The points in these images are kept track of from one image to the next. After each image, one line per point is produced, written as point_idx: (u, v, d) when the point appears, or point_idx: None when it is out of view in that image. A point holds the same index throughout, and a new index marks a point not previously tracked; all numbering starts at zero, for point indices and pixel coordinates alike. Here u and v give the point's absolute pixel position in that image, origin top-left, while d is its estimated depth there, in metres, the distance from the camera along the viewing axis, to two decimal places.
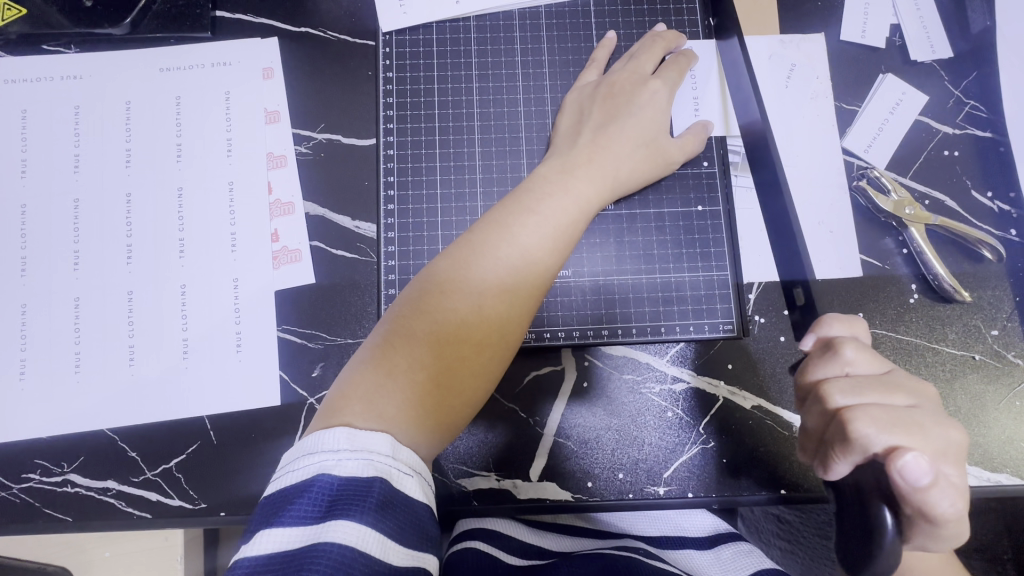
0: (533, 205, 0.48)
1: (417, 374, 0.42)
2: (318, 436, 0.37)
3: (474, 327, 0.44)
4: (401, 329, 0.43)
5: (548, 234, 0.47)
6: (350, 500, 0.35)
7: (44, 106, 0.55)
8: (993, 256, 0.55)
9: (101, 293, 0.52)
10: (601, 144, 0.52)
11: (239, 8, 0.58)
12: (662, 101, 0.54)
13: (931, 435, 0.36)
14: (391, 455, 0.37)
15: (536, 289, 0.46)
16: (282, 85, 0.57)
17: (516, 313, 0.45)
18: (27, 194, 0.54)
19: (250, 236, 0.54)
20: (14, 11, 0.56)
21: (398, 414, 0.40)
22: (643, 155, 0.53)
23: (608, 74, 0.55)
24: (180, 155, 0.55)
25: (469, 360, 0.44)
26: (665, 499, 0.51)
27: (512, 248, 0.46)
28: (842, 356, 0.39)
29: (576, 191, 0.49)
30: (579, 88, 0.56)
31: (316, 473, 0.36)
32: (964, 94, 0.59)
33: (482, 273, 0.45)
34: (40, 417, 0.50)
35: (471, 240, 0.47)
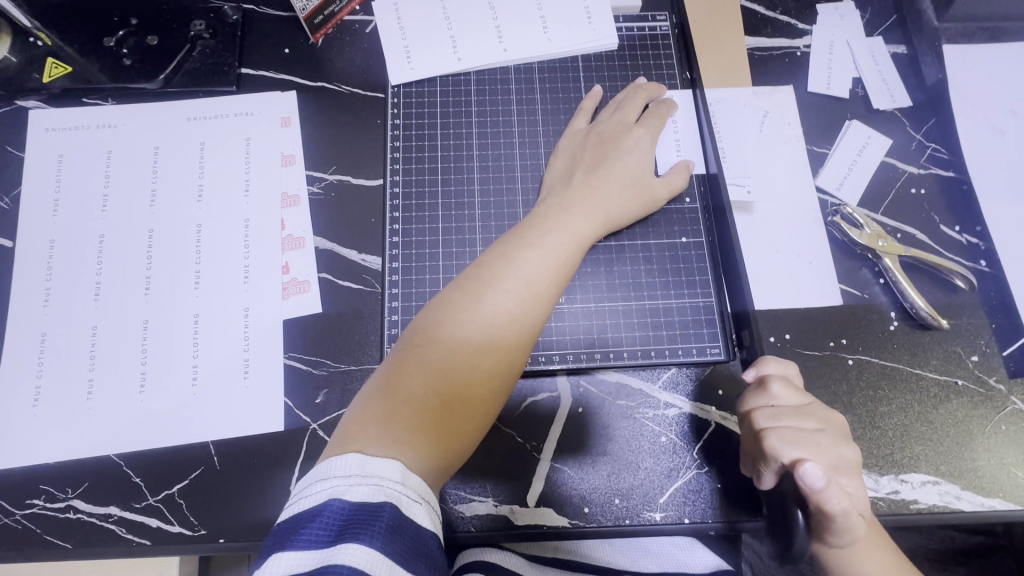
0: (536, 241, 0.51)
1: (428, 401, 0.44)
2: (330, 463, 0.39)
3: (483, 357, 0.46)
4: (415, 358, 0.46)
5: (550, 267, 0.50)
6: (360, 523, 0.36)
7: (80, 151, 0.60)
8: (966, 285, 0.58)
9: (119, 322, 0.55)
10: (593, 185, 0.56)
11: (262, 66, 0.64)
12: (646, 144, 0.59)
13: (825, 451, 0.46)
14: (400, 482, 0.39)
15: (540, 319, 0.49)
16: (299, 132, 0.62)
17: (522, 343, 0.48)
18: (56, 230, 0.58)
19: (262, 268, 0.57)
20: (61, 69, 0.62)
21: (410, 441, 0.42)
22: (632, 193, 0.57)
23: (598, 122, 0.61)
24: (201, 194, 0.59)
25: (478, 389, 0.46)
26: (661, 525, 0.51)
27: (519, 281, 0.48)
28: (769, 391, 0.48)
29: (573, 227, 0.53)
30: (572, 134, 0.61)
31: (328, 499, 0.37)
32: (925, 138, 0.64)
33: (491, 304, 0.47)
34: (50, 442, 0.51)
35: (480, 273, 0.49)
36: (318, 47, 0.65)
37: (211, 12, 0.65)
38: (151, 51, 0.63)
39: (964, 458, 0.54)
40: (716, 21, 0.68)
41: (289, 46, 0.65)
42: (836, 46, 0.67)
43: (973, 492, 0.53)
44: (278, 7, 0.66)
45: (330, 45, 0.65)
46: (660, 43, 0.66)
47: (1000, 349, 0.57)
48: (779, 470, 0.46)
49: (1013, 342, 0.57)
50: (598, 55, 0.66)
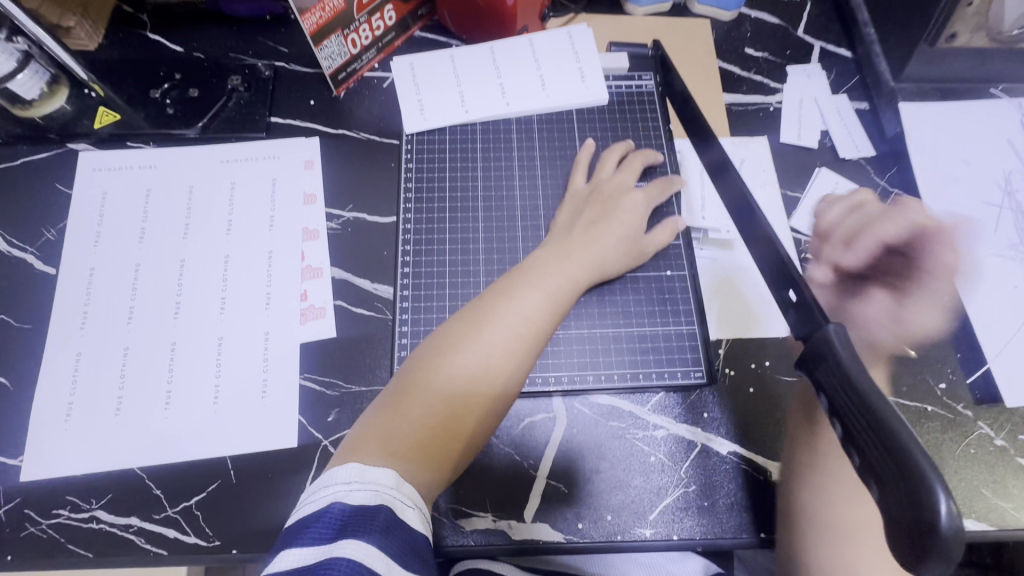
0: (531, 282, 0.56)
1: (426, 421, 0.48)
2: (333, 472, 0.43)
3: (478, 383, 0.51)
4: (417, 382, 0.50)
5: (544, 307, 0.55)
6: (359, 522, 0.39)
7: (122, 189, 0.67)
8: (930, 317, 0.63)
9: (148, 344, 0.60)
10: (593, 237, 0.61)
11: (290, 115, 0.72)
12: (643, 207, 0.64)
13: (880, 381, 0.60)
14: (394, 488, 0.43)
15: (531, 354, 0.54)
16: (321, 173, 0.69)
17: (512, 374, 0.52)
18: (96, 259, 0.63)
19: (283, 296, 0.62)
20: (110, 116, 0.69)
21: (407, 456, 0.46)
22: (626, 248, 0.62)
23: (602, 181, 0.67)
24: (230, 228, 0.65)
25: (472, 414, 0.50)
26: (651, 541, 0.54)
27: (514, 319, 0.54)
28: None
29: (569, 271, 0.58)
30: (576, 190, 0.67)
31: (330, 502, 0.41)
32: (888, 185, 0.71)
33: (488, 338, 0.52)
34: (78, 454, 0.55)
35: (480, 310, 0.55)
36: (340, 100, 0.73)
37: (246, 69, 0.73)
38: (191, 102, 0.71)
39: None
40: (697, 79, 0.76)
41: (314, 98, 0.73)
42: (805, 102, 0.75)
43: None
44: (306, 65, 0.75)
45: (351, 97, 0.73)
46: (646, 98, 0.74)
47: (965, 377, 0.61)
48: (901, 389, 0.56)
49: (977, 370, 0.61)
50: (591, 109, 0.73)
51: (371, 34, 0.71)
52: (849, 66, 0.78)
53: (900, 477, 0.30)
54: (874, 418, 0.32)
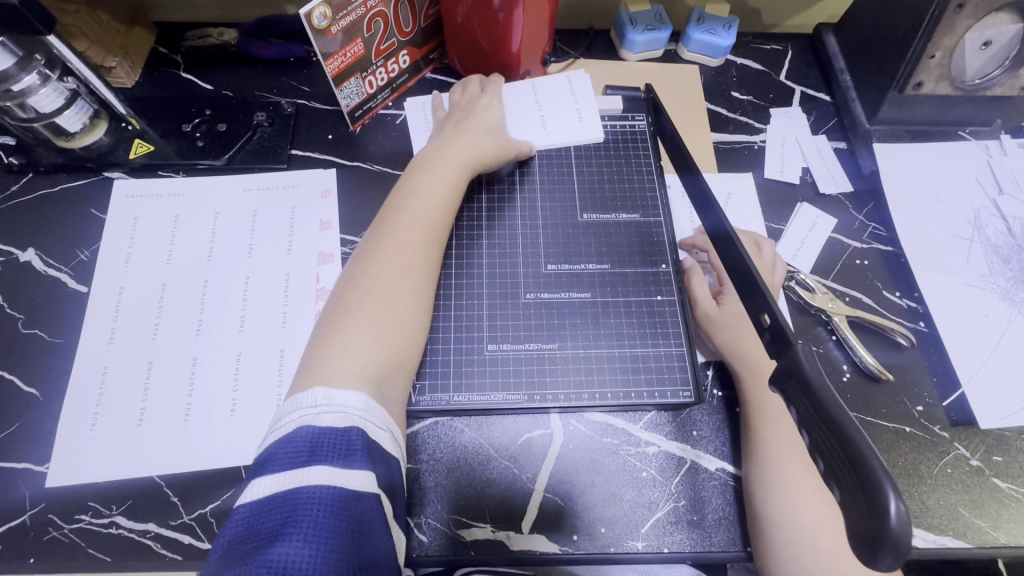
0: (393, 203, 0.64)
1: (364, 325, 0.54)
2: (300, 399, 0.48)
3: (396, 283, 0.57)
4: (347, 301, 0.56)
5: (434, 206, 0.64)
6: (331, 443, 0.44)
7: (152, 214, 0.72)
8: (908, 342, 0.67)
9: (171, 358, 0.64)
10: (463, 137, 0.70)
11: (309, 148, 0.78)
12: (497, 107, 0.75)
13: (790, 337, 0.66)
14: (362, 409, 0.48)
15: (441, 207, 0.64)
16: (336, 202, 0.74)
17: (422, 275, 0.60)
18: (125, 278, 0.68)
19: (298, 315, 0.67)
20: (144, 148, 0.75)
21: (360, 364, 0.51)
22: (500, 140, 0.72)
23: (456, 102, 0.76)
24: (250, 251, 0.70)
25: (407, 292, 0.57)
26: (643, 554, 0.57)
27: (419, 209, 0.63)
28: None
29: (402, 195, 0.65)
30: (440, 113, 0.76)
31: (300, 425, 0.46)
32: (866, 219, 0.75)
33: (389, 240, 0.60)
34: (102, 462, 0.58)
35: (379, 225, 0.62)
36: (356, 135, 0.79)
37: (271, 106, 0.80)
38: (219, 136, 0.77)
39: (916, 499, 0.60)
40: (687, 118, 0.82)
41: (332, 133, 0.79)
42: (787, 142, 0.80)
43: (926, 530, 0.58)
44: (326, 102, 0.81)
45: (366, 132, 0.79)
46: (639, 137, 0.79)
47: (941, 400, 0.65)
48: None
49: (952, 393, 0.65)
50: (588, 145, 0.78)
51: (386, 76, 0.77)
52: (828, 109, 0.84)
53: (859, 483, 0.33)
54: (836, 430, 0.35)
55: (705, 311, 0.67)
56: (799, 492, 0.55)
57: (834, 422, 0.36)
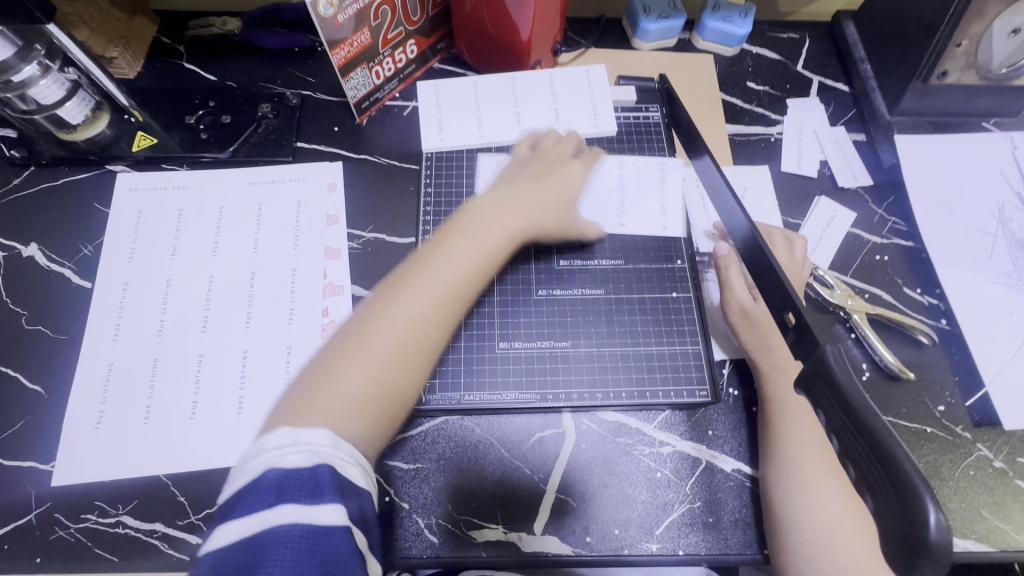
0: (459, 233, 0.56)
1: (360, 374, 0.46)
2: (261, 440, 0.41)
3: (414, 334, 0.48)
4: (350, 340, 0.47)
5: (480, 253, 0.54)
6: (296, 484, 0.38)
7: (156, 208, 0.71)
8: (929, 340, 0.65)
9: (177, 355, 0.63)
10: (531, 191, 0.62)
11: (315, 140, 0.76)
12: (582, 179, 0.67)
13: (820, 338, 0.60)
14: (331, 446, 0.41)
15: (465, 302, 0.53)
16: (343, 196, 0.72)
17: (449, 321, 0.51)
18: (130, 274, 0.67)
19: (305, 311, 0.65)
20: (147, 140, 0.74)
21: (347, 416, 0.44)
22: (562, 213, 0.65)
23: (543, 151, 0.69)
24: (256, 246, 0.69)
25: (422, 343, 0.49)
26: (657, 556, 0.56)
27: (464, 247, 0.54)
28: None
29: (502, 227, 0.57)
30: (519, 156, 0.69)
31: (262, 468, 0.39)
32: (886, 213, 0.73)
33: (422, 281, 0.51)
34: (108, 461, 0.58)
35: (423, 253, 0.54)
36: (363, 126, 0.77)
37: (275, 96, 0.78)
38: (223, 128, 0.75)
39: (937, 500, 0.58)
40: (702, 110, 0.80)
41: (338, 125, 0.77)
42: (805, 134, 0.78)
43: None
44: (332, 94, 0.79)
45: (373, 124, 0.77)
46: (653, 128, 0.78)
47: (963, 400, 0.63)
48: None
49: (974, 393, 0.63)
50: (600, 137, 0.77)
51: (393, 67, 0.76)
52: (847, 99, 0.81)
53: (895, 492, 0.31)
54: (869, 437, 0.33)
55: (739, 305, 0.64)
56: (820, 494, 0.53)
57: (867, 428, 0.34)
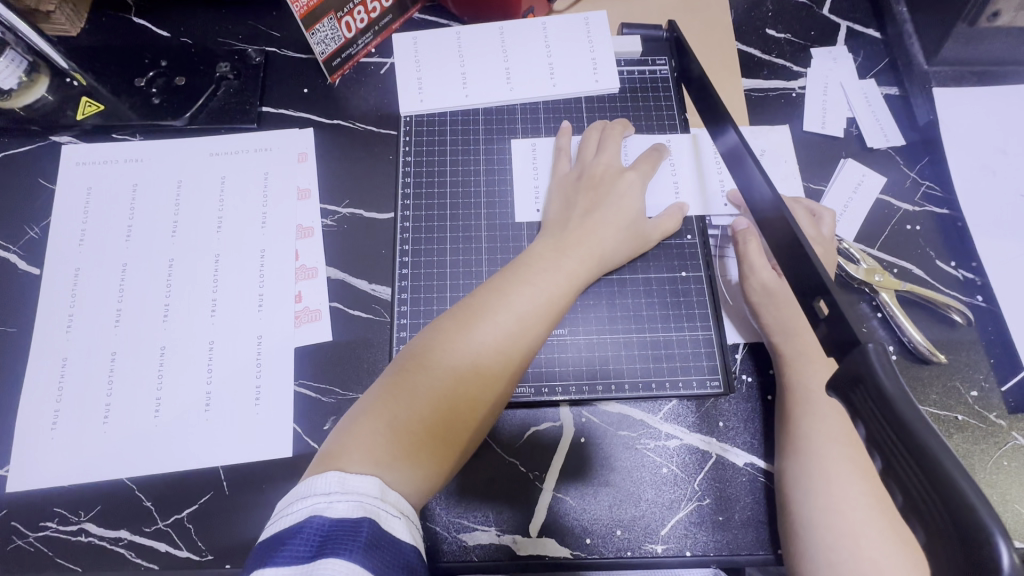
0: (525, 277, 0.53)
1: (414, 426, 0.45)
2: (312, 481, 0.40)
3: (471, 386, 0.48)
4: (404, 385, 0.47)
5: (545, 301, 0.52)
6: (340, 538, 0.36)
7: (107, 184, 0.63)
8: (964, 320, 0.59)
9: (136, 348, 0.57)
10: (589, 228, 0.57)
11: (282, 104, 0.68)
12: (639, 190, 0.60)
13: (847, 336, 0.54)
14: (380, 497, 0.40)
15: (528, 350, 0.51)
16: (315, 167, 0.65)
17: (506, 374, 0.49)
18: (81, 258, 0.61)
19: (276, 297, 0.59)
20: (93, 107, 0.66)
21: (395, 463, 0.44)
22: (625, 236, 0.58)
23: (588, 165, 0.62)
24: (220, 226, 0.62)
25: (476, 390, 0.48)
26: (662, 558, 0.51)
27: (528, 296, 0.52)
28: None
29: (561, 268, 0.54)
30: (564, 175, 0.62)
31: (308, 516, 0.38)
32: (919, 176, 0.66)
33: (480, 335, 0.49)
34: (65, 465, 0.53)
35: (476, 302, 0.52)
36: (335, 87, 0.69)
37: (235, 54, 0.69)
38: (178, 91, 0.67)
39: None
40: (715, 63, 0.71)
41: (308, 86, 0.69)
42: (830, 88, 0.70)
43: None
44: (299, 50, 0.70)
45: (346, 84, 0.69)
46: (660, 85, 0.69)
47: (999, 384, 0.57)
48: None
49: (1012, 377, 0.58)
50: (601, 96, 0.69)
51: (366, 17, 0.66)
52: (878, 47, 0.72)
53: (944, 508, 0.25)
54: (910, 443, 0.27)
55: (760, 282, 0.58)
56: (844, 494, 0.48)
57: (913, 438, 0.27)
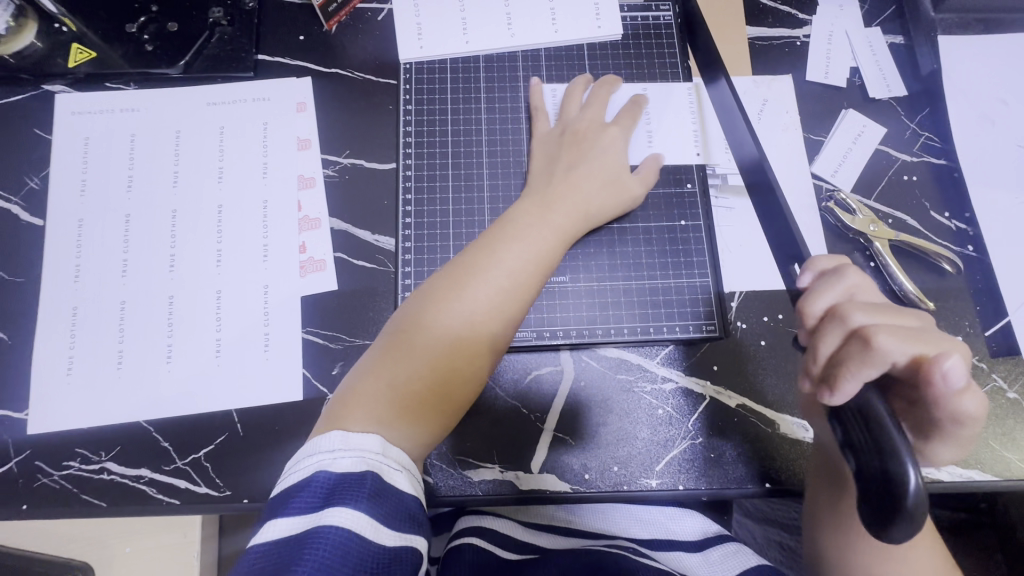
0: (513, 237, 0.54)
1: (413, 386, 0.47)
2: (318, 440, 0.43)
3: (464, 345, 0.49)
4: (400, 348, 0.49)
5: (531, 258, 0.53)
6: (345, 490, 0.39)
7: (104, 134, 0.63)
8: (953, 269, 0.61)
9: (144, 298, 0.58)
10: (572, 183, 0.58)
11: (279, 52, 0.67)
12: (622, 143, 0.61)
13: (937, 346, 0.41)
14: (382, 453, 0.42)
15: (521, 306, 0.52)
16: (315, 117, 0.64)
17: (501, 331, 0.51)
18: (84, 209, 0.61)
19: (281, 247, 0.60)
20: (85, 54, 0.65)
21: (395, 422, 0.46)
22: (631, 185, 0.59)
23: (570, 121, 0.62)
24: (222, 176, 0.62)
25: (473, 348, 0.50)
26: (656, 491, 0.55)
27: (518, 255, 0.52)
28: (846, 279, 0.45)
29: (551, 224, 0.55)
30: (544, 134, 0.62)
31: (315, 470, 0.41)
32: (919, 127, 0.66)
33: (472, 294, 0.50)
34: (84, 409, 0.55)
35: (464, 264, 0.52)
36: (332, 33, 0.67)
37: None
38: (171, 38, 0.65)
39: None
40: (720, 10, 0.70)
41: (304, 33, 0.67)
42: (835, 36, 0.69)
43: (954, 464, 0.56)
44: None
45: (343, 31, 0.67)
46: (663, 31, 0.68)
47: (983, 330, 0.60)
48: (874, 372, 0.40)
49: (996, 323, 0.60)
50: (604, 43, 0.67)
51: None
52: None
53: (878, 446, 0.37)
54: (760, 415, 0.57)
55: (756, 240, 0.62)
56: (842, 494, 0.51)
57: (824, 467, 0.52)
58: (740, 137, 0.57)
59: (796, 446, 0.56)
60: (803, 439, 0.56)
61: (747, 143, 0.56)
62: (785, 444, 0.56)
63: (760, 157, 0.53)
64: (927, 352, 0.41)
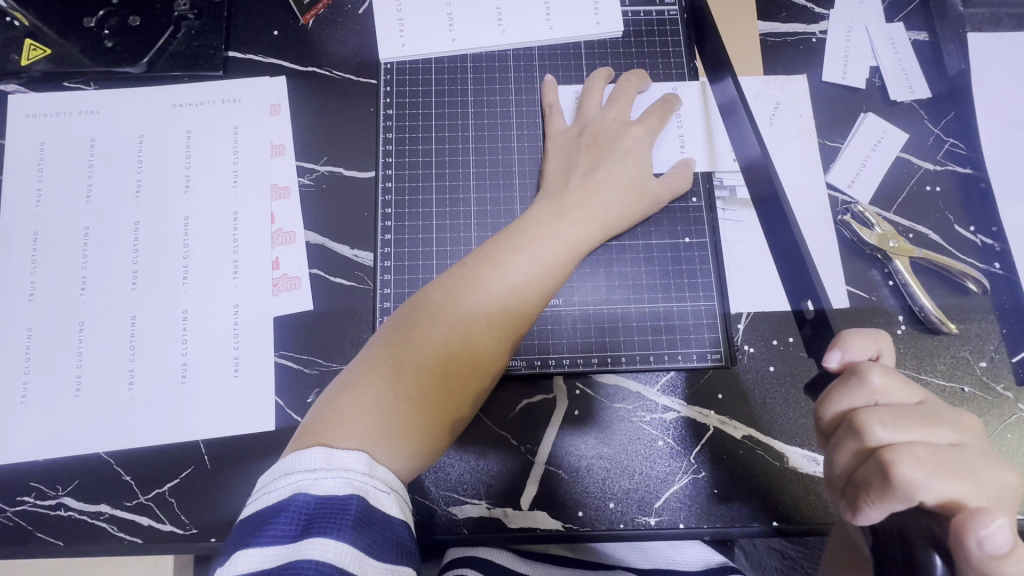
0: (523, 244, 0.49)
1: (403, 403, 0.43)
2: (296, 457, 0.38)
3: (462, 360, 0.45)
4: (391, 359, 0.44)
5: (540, 269, 0.49)
6: (327, 518, 0.35)
7: (61, 139, 0.58)
8: (977, 288, 0.56)
9: (105, 317, 0.54)
10: (590, 189, 0.53)
11: (250, 49, 0.61)
12: (645, 145, 0.56)
13: (980, 479, 0.35)
14: (367, 474, 0.38)
15: (524, 320, 0.48)
16: (289, 120, 0.60)
17: (500, 347, 0.47)
18: (40, 221, 0.56)
19: (252, 263, 0.56)
20: (40, 51, 0.60)
21: (380, 441, 0.41)
22: (631, 196, 0.54)
23: (590, 120, 0.57)
24: (188, 185, 0.57)
25: (469, 365, 0.45)
26: (655, 530, 0.51)
27: (526, 266, 0.48)
28: (869, 385, 0.38)
29: (563, 232, 0.51)
30: (561, 134, 0.57)
31: (293, 492, 0.36)
32: (943, 133, 0.61)
33: (474, 305, 0.46)
34: (39, 440, 0.51)
35: (467, 271, 0.48)
36: (308, 28, 0.62)
37: None
38: (132, 33, 0.60)
39: None
40: (729, 3, 0.64)
41: (278, 28, 0.62)
42: (854, 33, 0.63)
43: None
44: None
45: (321, 26, 0.62)
46: (667, 28, 0.63)
47: (1009, 355, 0.55)
48: (901, 507, 0.35)
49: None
50: (602, 41, 0.62)
51: None
52: None
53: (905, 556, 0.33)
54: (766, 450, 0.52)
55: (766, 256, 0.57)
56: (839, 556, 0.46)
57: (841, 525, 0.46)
58: (746, 141, 0.52)
59: (807, 482, 0.52)
60: (813, 474, 0.52)
61: (751, 145, 0.51)
62: (794, 479, 0.52)
63: (766, 161, 0.48)
64: (962, 487, 0.35)
